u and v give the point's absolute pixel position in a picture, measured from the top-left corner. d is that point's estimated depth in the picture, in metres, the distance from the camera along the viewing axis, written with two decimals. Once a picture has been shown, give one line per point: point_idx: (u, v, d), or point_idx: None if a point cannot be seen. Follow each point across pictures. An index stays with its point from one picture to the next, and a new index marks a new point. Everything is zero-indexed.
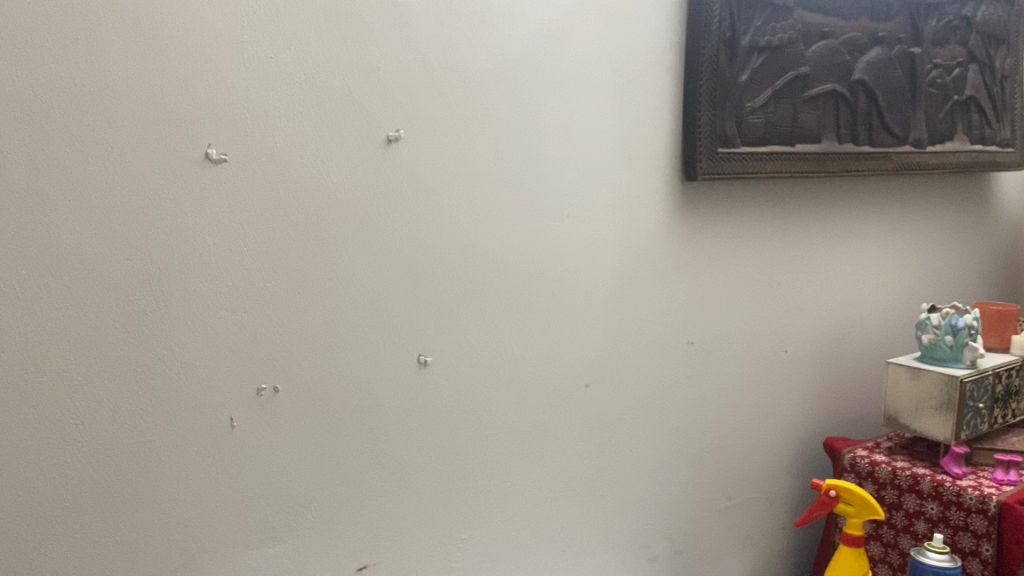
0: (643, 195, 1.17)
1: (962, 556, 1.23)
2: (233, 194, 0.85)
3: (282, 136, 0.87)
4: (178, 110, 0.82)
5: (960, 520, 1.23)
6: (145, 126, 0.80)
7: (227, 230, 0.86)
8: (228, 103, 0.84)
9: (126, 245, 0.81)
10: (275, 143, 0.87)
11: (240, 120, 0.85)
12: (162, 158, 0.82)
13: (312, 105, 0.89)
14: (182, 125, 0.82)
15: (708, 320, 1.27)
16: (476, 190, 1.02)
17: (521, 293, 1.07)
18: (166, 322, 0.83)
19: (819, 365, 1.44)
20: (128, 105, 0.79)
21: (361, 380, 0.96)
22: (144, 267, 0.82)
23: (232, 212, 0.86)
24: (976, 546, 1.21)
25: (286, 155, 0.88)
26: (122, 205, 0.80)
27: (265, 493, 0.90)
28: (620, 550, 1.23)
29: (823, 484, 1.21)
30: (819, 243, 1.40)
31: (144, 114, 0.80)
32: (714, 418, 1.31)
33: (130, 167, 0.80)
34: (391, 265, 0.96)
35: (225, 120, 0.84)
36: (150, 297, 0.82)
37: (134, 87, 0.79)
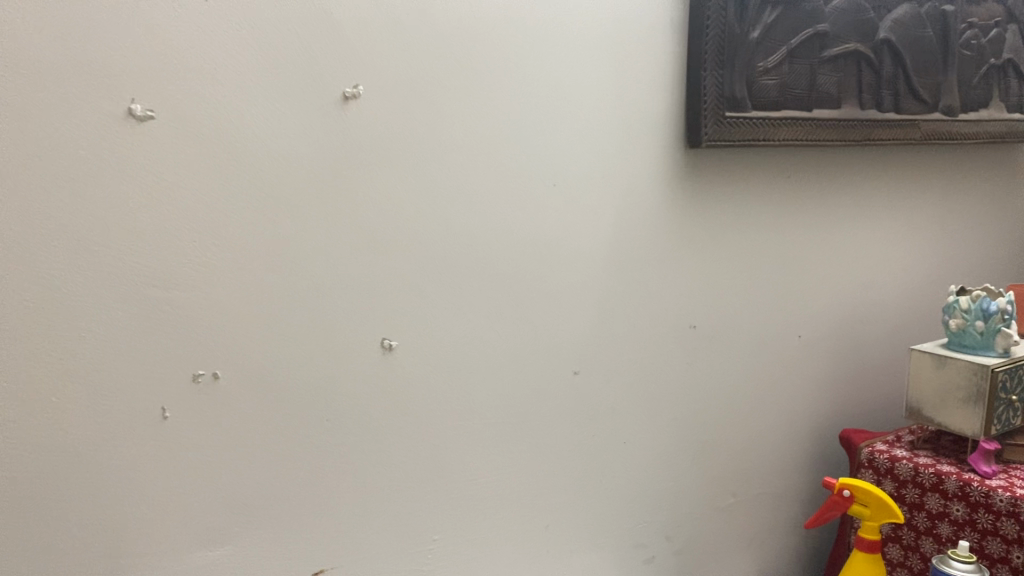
0: (641, 164, 1.06)
1: (990, 562, 1.11)
2: (162, 157, 0.76)
3: (220, 91, 0.77)
4: (97, 59, 0.72)
5: (988, 524, 1.11)
6: (58, 77, 0.71)
7: (156, 197, 0.76)
8: (156, 52, 0.74)
9: (37, 212, 0.71)
10: (212, 99, 0.77)
11: (169, 72, 0.75)
12: (79, 114, 0.72)
13: (255, 57, 0.79)
14: (102, 76, 0.72)
15: (712, 302, 1.16)
16: (448, 156, 0.91)
17: (500, 271, 0.97)
18: (85, 300, 0.74)
19: (835, 352, 1.32)
20: (36, 53, 0.69)
21: (315, 366, 0.86)
22: (58, 237, 0.72)
23: (161, 177, 0.76)
24: (1006, 553, 1.09)
25: (227, 113, 0.78)
26: (32, 167, 0.71)
27: (203, 489, 0.82)
28: (613, 551, 1.14)
29: (835, 483, 1.10)
30: (838, 220, 1.28)
31: (56, 63, 0.70)
32: (719, 409, 1.21)
33: (40, 123, 0.70)
34: (350, 239, 0.86)
35: (152, 71, 0.74)
36: (67, 272, 0.73)
37: (43, 32, 0.69)
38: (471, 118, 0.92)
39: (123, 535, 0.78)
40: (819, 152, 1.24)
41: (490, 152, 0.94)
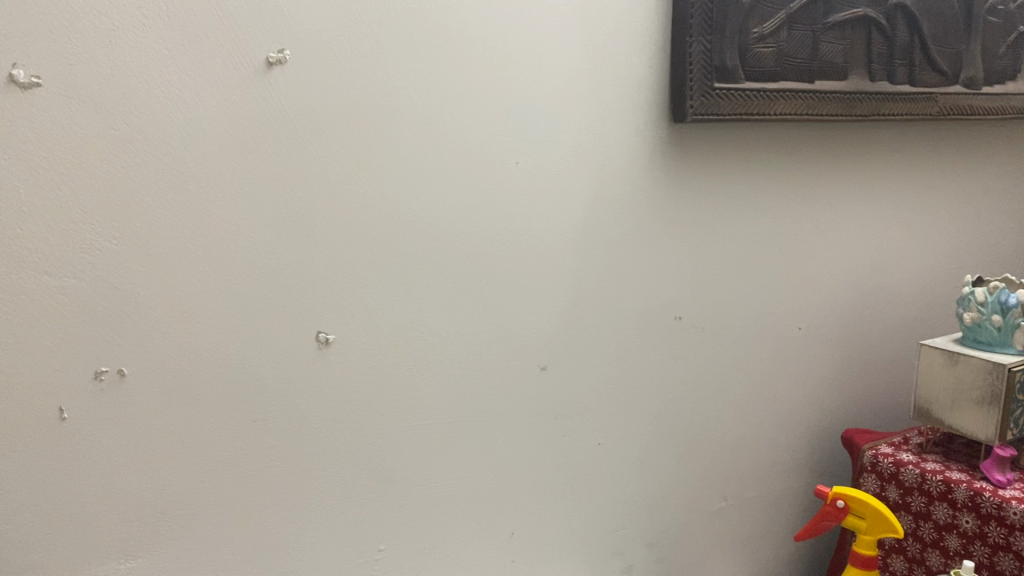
0: (618, 140, 0.96)
1: None
2: (52, 130, 0.68)
3: (118, 56, 0.69)
4: None
5: (1000, 539, 1.01)
6: None
7: (46, 175, 0.68)
8: (40, 11, 0.66)
9: None
10: (109, 65, 0.69)
11: (56, 33, 0.67)
12: None
13: (159, 17, 0.70)
14: None
15: (699, 292, 1.06)
16: (391, 131, 0.81)
17: (454, 258, 0.88)
18: None
19: (838, 345, 1.22)
20: None
21: (238, 361, 0.78)
22: None
23: (52, 152, 0.68)
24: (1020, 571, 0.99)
25: (127, 81, 0.70)
26: None
27: (111, 498, 0.74)
28: (586, 559, 1.05)
29: (829, 492, 1.00)
30: (843, 202, 1.17)
31: None
32: (707, 407, 1.11)
33: None
34: (276, 222, 0.78)
35: (35, 33, 0.66)
36: None
37: None
38: (418, 89, 0.82)
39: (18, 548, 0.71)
40: (822, 128, 1.12)
41: (440, 127, 0.84)
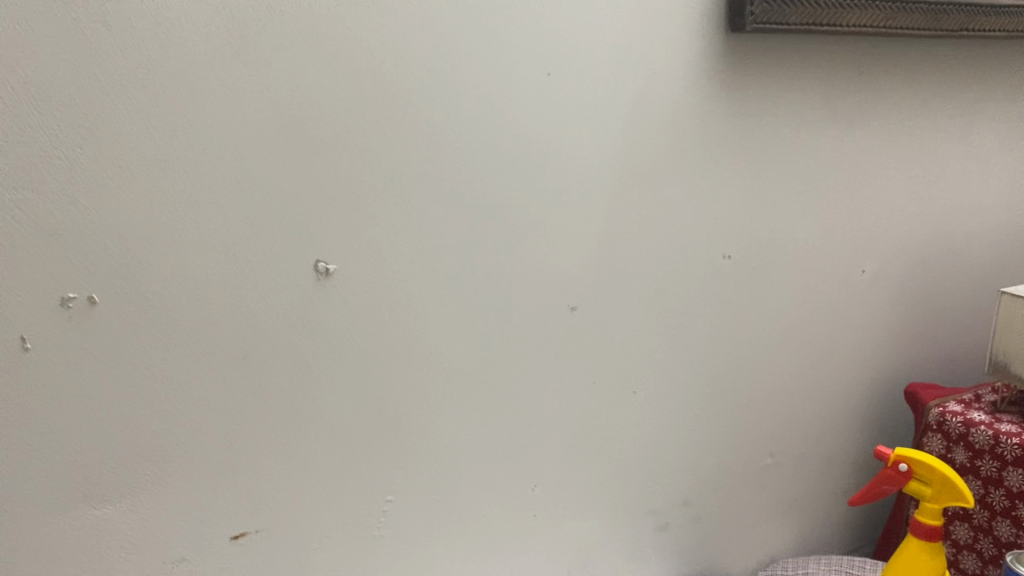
0: (662, 52, 0.84)
1: None
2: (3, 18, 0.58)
3: None
4: None
5: None
6: None
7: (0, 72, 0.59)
8: None
9: None
10: None
11: None
12: None
13: None
14: None
15: (751, 229, 0.95)
16: (398, 28, 0.71)
17: (475, 184, 0.78)
18: None
19: (905, 292, 1.10)
20: None
21: (227, 292, 0.70)
22: None
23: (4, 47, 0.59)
24: None
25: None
26: None
27: (86, 436, 0.68)
28: (616, 517, 0.97)
29: (890, 454, 0.89)
30: (919, 133, 1.04)
31: None
32: (755, 356, 1.01)
33: None
34: (268, 135, 0.68)
35: None
36: None
37: None
38: None
39: None
40: (900, 45, 0.99)
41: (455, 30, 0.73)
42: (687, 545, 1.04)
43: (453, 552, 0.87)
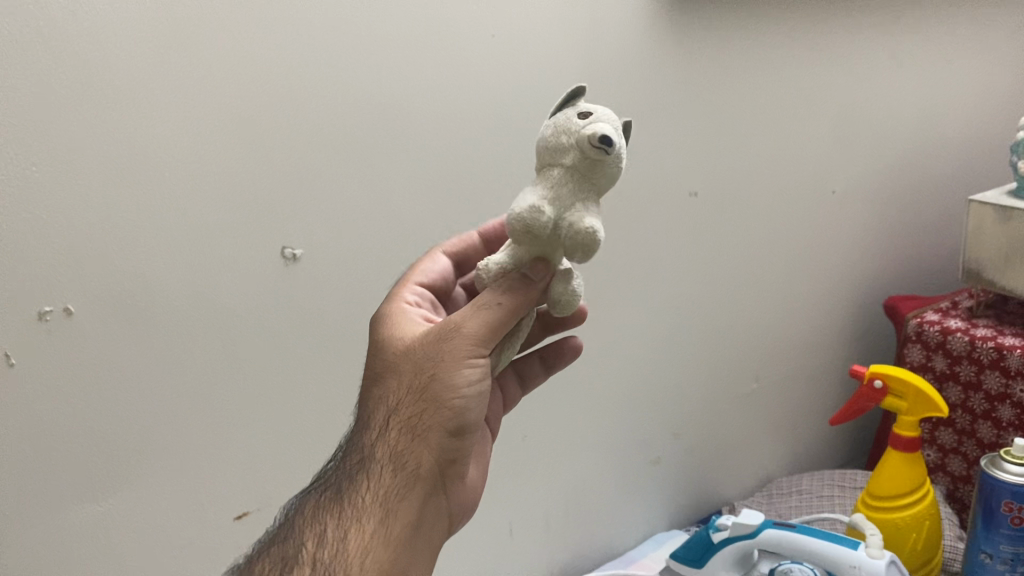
0: (619, 28, 0.88)
1: (982, 452, 0.99)
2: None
3: None
4: None
5: (1009, 420, 0.96)
6: None
7: None
8: None
9: None
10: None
11: None
12: None
13: None
14: None
15: (717, 162, 0.99)
16: (361, 46, 0.75)
17: (433, 154, 0.82)
18: None
19: (880, 215, 1.16)
20: None
21: (212, 292, 0.73)
22: None
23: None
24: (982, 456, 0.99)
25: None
26: None
27: (79, 441, 0.70)
28: (608, 456, 1.04)
29: (865, 373, 0.91)
30: (879, 55, 1.08)
31: None
32: (733, 296, 1.07)
33: None
34: (226, 140, 0.71)
35: None
36: None
37: None
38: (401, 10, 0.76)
39: None
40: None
41: (405, 14, 0.77)
42: (678, 475, 1.11)
43: None
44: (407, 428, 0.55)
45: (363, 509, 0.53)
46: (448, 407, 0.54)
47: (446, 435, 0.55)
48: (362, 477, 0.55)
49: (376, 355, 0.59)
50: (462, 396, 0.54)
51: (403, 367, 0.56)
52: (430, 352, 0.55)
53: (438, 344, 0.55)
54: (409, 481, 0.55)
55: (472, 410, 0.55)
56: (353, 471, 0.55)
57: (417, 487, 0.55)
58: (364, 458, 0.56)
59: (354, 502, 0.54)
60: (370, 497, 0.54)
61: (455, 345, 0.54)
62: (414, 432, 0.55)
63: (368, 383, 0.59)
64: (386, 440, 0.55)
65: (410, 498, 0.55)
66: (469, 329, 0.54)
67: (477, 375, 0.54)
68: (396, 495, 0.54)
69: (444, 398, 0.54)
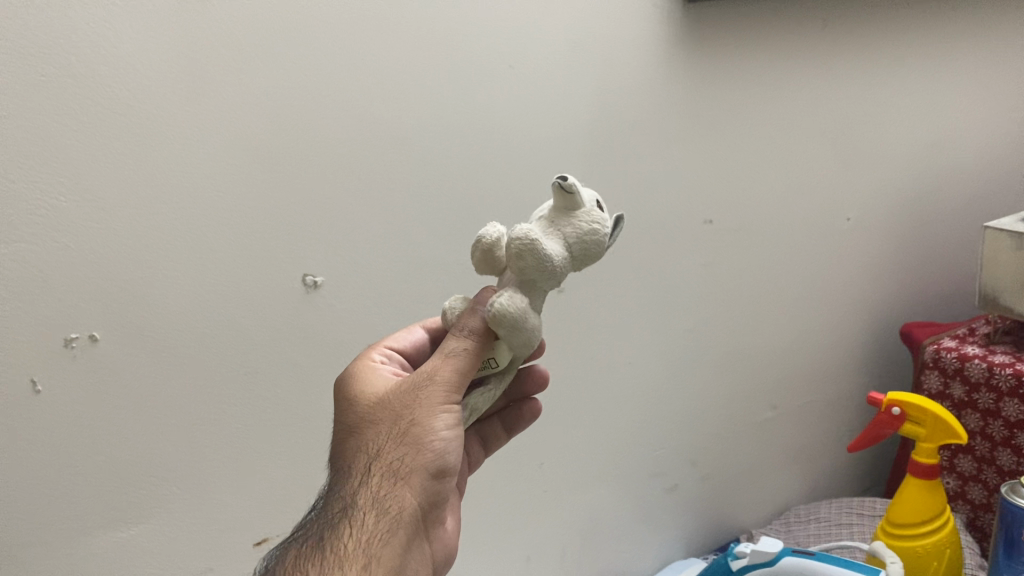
0: (635, 58, 0.89)
1: (1002, 479, 0.99)
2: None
3: (52, 23, 0.62)
4: None
5: None
6: None
7: None
8: None
9: None
10: (45, 32, 0.62)
11: (20, 54, 0.61)
12: None
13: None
14: None
15: (732, 191, 1.00)
16: (381, 80, 0.77)
17: (452, 184, 0.83)
18: None
19: (896, 243, 1.16)
20: None
21: (235, 319, 0.74)
22: None
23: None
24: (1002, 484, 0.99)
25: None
26: None
27: (103, 467, 0.71)
28: (624, 484, 1.04)
29: (883, 399, 0.91)
30: (892, 83, 1.08)
31: None
32: (749, 323, 1.07)
33: None
34: (249, 166, 0.72)
35: None
36: None
37: None
38: (421, 44, 0.78)
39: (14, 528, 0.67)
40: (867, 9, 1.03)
41: (424, 48, 0.78)
42: (695, 503, 1.11)
43: (470, 533, 0.93)
44: (389, 471, 0.53)
45: (348, 555, 0.49)
46: (428, 449, 0.54)
47: (427, 478, 0.55)
48: (343, 522, 0.51)
49: (349, 413, 0.59)
50: (442, 438, 0.54)
51: (380, 417, 0.56)
52: (406, 400, 0.56)
53: (414, 393, 0.56)
54: (394, 525, 0.52)
55: (451, 454, 0.55)
56: (331, 518, 0.52)
57: (400, 533, 0.52)
58: (344, 505, 0.52)
59: (337, 547, 0.49)
60: (355, 542, 0.50)
61: (432, 391, 0.55)
62: (395, 475, 0.53)
63: (342, 441, 0.57)
64: (367, 485, 0.53)
65: (394, 544, 0.52)
66: (444, 376, 0.55)
67: (452, 419, 0.55)
68: (382, 539, 0.51)
69: (425, 438, 0.54)
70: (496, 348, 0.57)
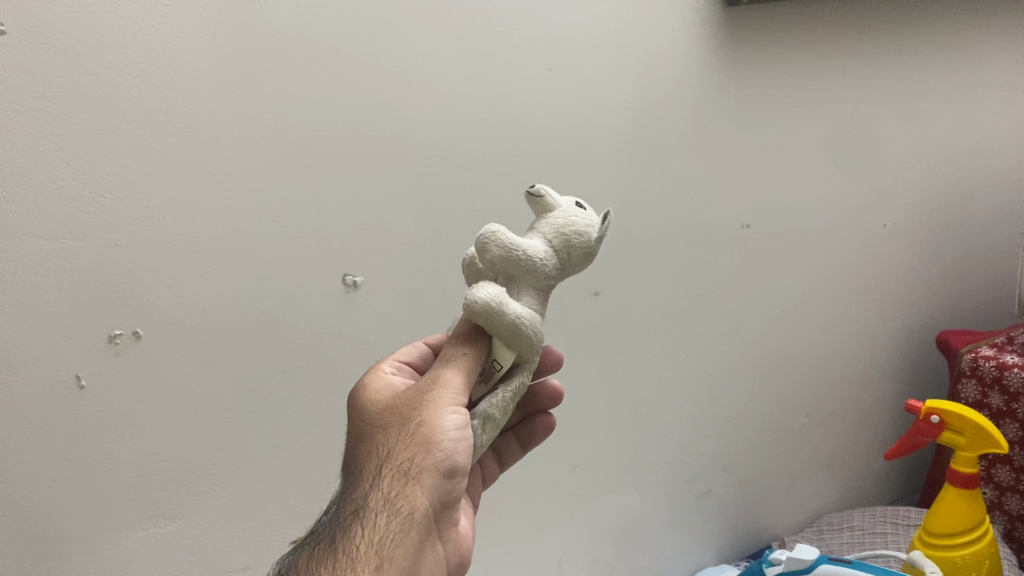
0: (674, 62, 0.89)
1: None
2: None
3: (101, 23, 0.63)
4: None
5: None
6: None
7: (41, 164, 0.63)
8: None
9: None
10: (93, 32, 0.63)
11: (69, 53, 0.62)
12: None
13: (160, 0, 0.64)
14: None
15: (769, 196, 1.00)
16: (422, 82, 0.77)
17: (491, 186, 0.83)
18: None
19: (936, 250, 1.15)
20: None
21: (275, 318, 0.75)
22: None
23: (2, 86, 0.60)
24: None
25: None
26: None
27: (144, 463, 0.71)
28: (656, 488, 1.04)
29: (921, 407, 0.90)
30: (934, 88, 1.07)
31: None
32: (784, 328, 1.06)
33: None
34: (292, 167, 0.73)
35: (29, 18, 0.60)
36: None
37: None
38: (462, 46, 0.78)
39: (58, 521, 0.68)
40: (908, 13, 1.02)
41: (464, 48, 0.78)
42: (727, 510, 1.10)
43: (502, 534, 0.93)
44: (398, 472, 0.51)
45: (358, 556, 0.47)
46: (438, 448, 0.51)
47: (438, 479, 0.52)
48: (353, 524, 0.49)
49: (359, 424, 0.57)
50: (452, 436, 0.52)
51: (389, 425, 0.55)
52: (415, 403, 0.54)
53: (422, 395, 0.54)
54: (405, 527, 0.50)
55: (463, 454, 0.52)
56: (341, 522, 0.50)
57: (411, 535, 0.50)
58: (353, 508, 0.50)
59: (347, 549, 0.48)
60: (365, 543, 0.48)
61: (441, 392, 0.53)
62: (405, 475, 0.51)
63: (353, 452, 0.56)
64: (376, 487, 0.51)
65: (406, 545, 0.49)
66: (453, 380, 0.54)
67: (462, 419, 0.53)
68: (393, 540, 0.49)
69: (435, 437, 0.51)
70: (496, 349, 0.55)
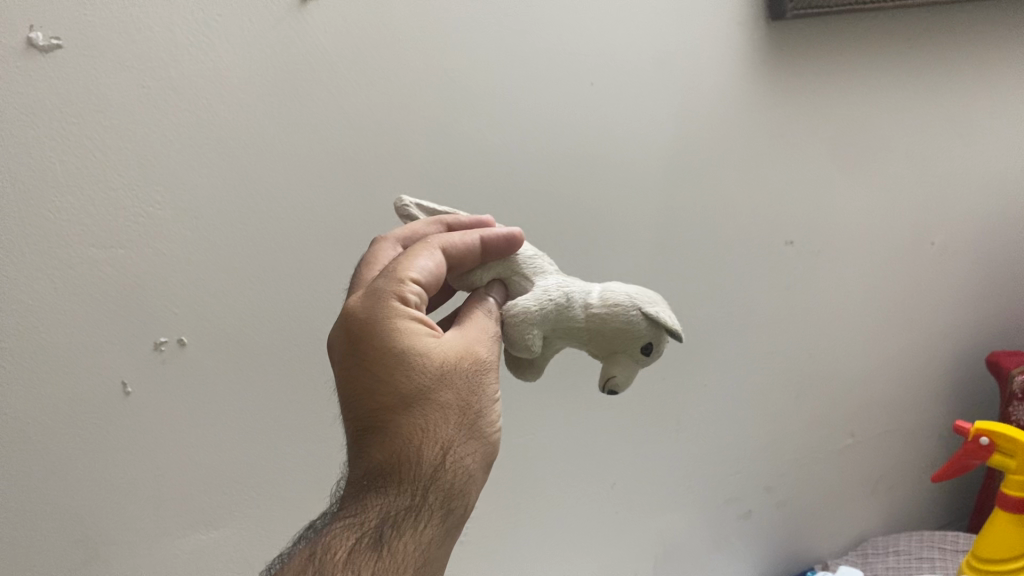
0: (716, 75, 0.88)
1: None
2: (12, 71, 0.60)
3: (154, 39, 0.64)
4: (19, 22, 0.60)
5: None
6: (35, 87, 0.61)
7: (93, 174, 0.64)
8: (90, 15, 0.62)
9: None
10: (145, 48, 0.64)
11: (121, 66, 0.64)
12: (20, 91, 0.60)
13: (209, 16, 0.66)
14: (36, 44, 0.61)
15: (813, 210, 0.98)
16: (464, 97, 0.77)
17: (533, 199, 0.83)
18: (22, 279, 0.63)
19: (987, 269, 1.12)
20: (16, 72, 0.60)
21: (315, 329, 0.75)
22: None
23: (57, 97, 0.62)
24: None
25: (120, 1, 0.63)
26: (20, 169, 0.61)
27: (186, 469, 0.72)
28: (695, 506, 1.02)
29: (970, 429, 0.87)
30: (987, 102, 1.05)
31: (14, 53, 0.60)
32: (826, 346, 1.05)
33: (16, 142, 0.61)
34: (334, 181, 0.74)
35: (84, 34, 0.62)
36: (22, 262, 0.63)
37: (15, 44, 0.60)
38: (505, 61, 0.79)
39: (103, 526, 0.69)
40: (960, 26, 1.00)
41: (508, 64, 0.79)
42: (769, 529, 1.09)
43: (536, 548, 0.93)
44: (460, 469, 0.48)
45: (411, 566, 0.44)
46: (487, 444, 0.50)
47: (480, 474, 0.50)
48: (410, 526, 0.45)
49: (397, 372, 0.49)
50: (494, 431, 0.52)
51: (443, 392, 0.49)
52: (470, 382, 0.50)
53: (478, 377, 0.51)
54: (450, 529, 0.48)
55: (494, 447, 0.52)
56: (392, 516, 0.45)
57: (451, 535, 0.48)
58: (410, 501, 0.46)
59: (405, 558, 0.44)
60: (418, 553, 0.45)
61: (489, 377, 0.52)
62: (463, 473, 0.48)
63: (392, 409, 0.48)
64: (436, 480, 0.47)
65: (444, 548, 0.47)
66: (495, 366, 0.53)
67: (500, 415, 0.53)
68: (439, 545, 0.47)
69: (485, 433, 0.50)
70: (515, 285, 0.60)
